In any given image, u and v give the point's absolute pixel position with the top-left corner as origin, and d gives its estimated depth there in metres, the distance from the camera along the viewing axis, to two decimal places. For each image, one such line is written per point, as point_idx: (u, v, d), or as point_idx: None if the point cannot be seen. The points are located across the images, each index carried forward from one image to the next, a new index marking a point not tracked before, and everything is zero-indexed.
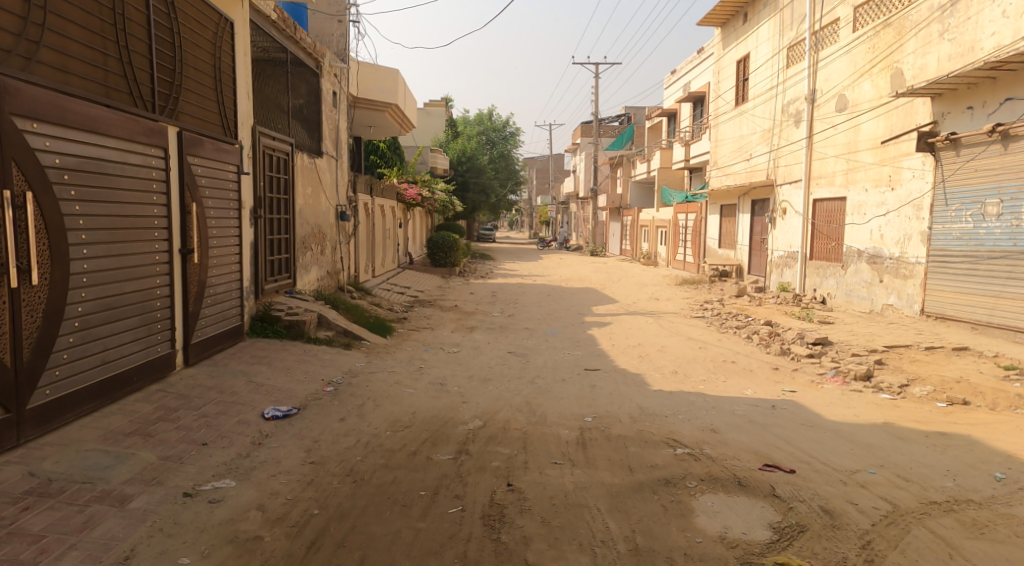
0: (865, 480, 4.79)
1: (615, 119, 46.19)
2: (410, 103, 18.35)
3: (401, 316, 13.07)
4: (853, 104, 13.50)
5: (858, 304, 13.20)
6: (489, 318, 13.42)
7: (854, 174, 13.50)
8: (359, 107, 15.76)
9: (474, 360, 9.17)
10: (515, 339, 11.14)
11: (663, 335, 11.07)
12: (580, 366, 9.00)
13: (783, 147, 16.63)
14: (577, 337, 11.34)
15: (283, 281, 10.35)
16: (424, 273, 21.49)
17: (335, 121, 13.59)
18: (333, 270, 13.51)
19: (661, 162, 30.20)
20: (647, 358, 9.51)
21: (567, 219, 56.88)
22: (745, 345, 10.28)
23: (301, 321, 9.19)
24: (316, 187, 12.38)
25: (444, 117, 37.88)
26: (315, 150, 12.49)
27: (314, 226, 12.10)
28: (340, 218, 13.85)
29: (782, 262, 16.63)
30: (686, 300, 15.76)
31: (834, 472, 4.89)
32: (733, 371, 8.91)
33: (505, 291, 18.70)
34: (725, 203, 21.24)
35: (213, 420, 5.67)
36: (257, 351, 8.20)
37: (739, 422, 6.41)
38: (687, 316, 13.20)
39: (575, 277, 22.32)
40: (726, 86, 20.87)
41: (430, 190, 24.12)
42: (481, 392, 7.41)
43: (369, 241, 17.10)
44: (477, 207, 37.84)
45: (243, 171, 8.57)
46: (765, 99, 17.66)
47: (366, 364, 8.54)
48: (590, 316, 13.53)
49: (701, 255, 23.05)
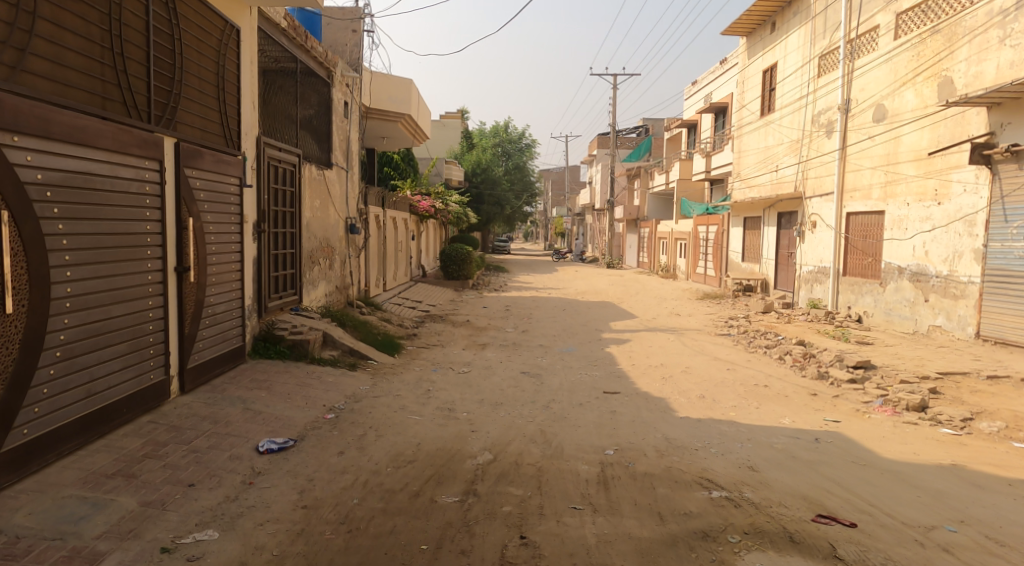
0: (947, 541, 4.40)
1: (632, 131, 45.74)
2: (425, 114, 17.93)
3: (413, 333, 12.57)
4: (893, 113, 12.94)
5: (900, 324, 12.73)
6: (503, 334, 12.89)
7: (894, 187, 12.96)
8: (373, 118, 15.34)
9: (486, 381, 8.62)
10: (531, 357, 10.61)
11: (686, 354, 10.47)
12: (599, 388, 8.42)
13: (813, 158, 16.05)
14: (596, 355, 10.76)
15: (289, 298, 9.79)
16: (437, 286, 21.05)
17: (347, 133, 13.13)
18: (343, 285, 13.05)
19: (680, 174, 29.64)
20: (671, 379, 8.92)
21: (582, 231, 56.35)
22: (777, 367, 9.67)
23: (305, 341, 8.69)
24: (326, 199, 11.88)
25: (460, 128, 37.49)
26: (325, 161, 11.98)
27: (323, 240, 11.60)
28: (350, 231, 13.39)
29: (812, 277, 16.11)
30: (708, 315, 15.14)
31: (908, 529, 4.53)
32: (765, 396, 8.32)
33: (519, 305, 18.17)
34: (748, 216, 20.66)
35: (203, 456, 5.15)
36: (256, 373, 7.69)
37: (777, 460, 5.84)
38: (711, 334, 12.59)
39: (592, 291, 21.76)
40: (750, 96, 20.30)
41: (444, 203, 23.70)
42: (494, 418, 6.86)
43: (380, 254, 16.64)
44: (491, 219, 37.41)
45: (246, 184, 7.98)
46: (794, 109, 17.07)
47: (371, 387, 8.02)
48: (609, 333, 12.95)
49: (722, 269, 22.46)
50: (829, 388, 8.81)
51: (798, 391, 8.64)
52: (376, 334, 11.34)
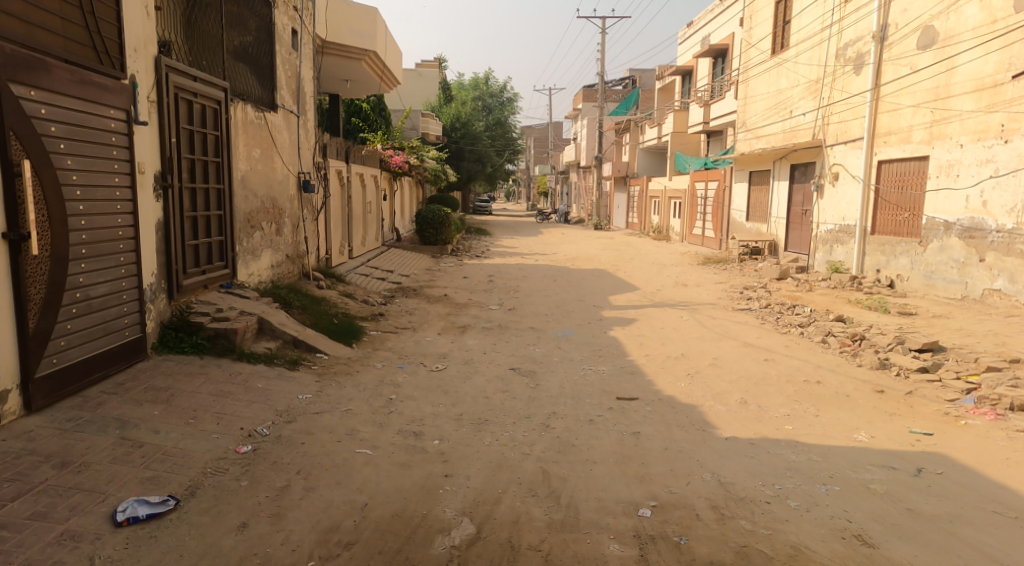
0: None
1: (619, 82, 43.48)
2: (393, 53, 15.74)
3: (379, 312, 10.58)
4: (946, 35, 11.06)
5: (944, 289, 11.00)
6: (487, 313, 10.97)
7: (943, 126, 11.11)
8: (334, 56, 13.22)
9: (465, 387, 6.74)
10: (515, 347, 8.70)
11: (708, 338, 8.65)
12: (610, 394, 6.58)
13: (836, 100, 14.17)
14: (597, 343, 8.89)
15: (220, 272, 7.70)
16: (412, 252, 19.04)
17: (297, 70, 11.01)
18: (296, 254, 11.00)
19: (675, 126, 27.57)
20: (698, 376, 7.09)
21: (566, 190, 54.13)
22: (824, 354, 7.71)
23: (231, 330, 6.62)
24: (269, 149, 9.74)
25: (437, 79, 35.00)
26: (269, 104, 9.81)
27: (266, 199, 9.48)
28: (304, 189, 11.28)
29: (832, 238, 14.29)
30: (719, 285, 13.31)
31: None
32: (819, 398, 6.44)
33: (504, 274, 16.23)
34: (754, 169, 18.75)
35: (9, 542, 3.40)
36: (161, 379, 5.60)
37: (892, 519, 4.04)
38: (729, 308, 10.78)
39: (584, 256, 19.83)
40: (760, 32, 18.24)
41: (419, 158, 21.54)
42: (474, 449, 5.00)
43: (345, 216, 14.56)
44: (472, 177, 35.18)
45: (139, 120, 5.88)
46: (814, 44, 15.14)
47: (316, 396, 6.08)
48: (609, 311, 11.06)
49: (724, 230, 20.62)
50: (896, 382, 6.84)
51: (859, 386, 6.71)
52: (334, 317, 9.27)
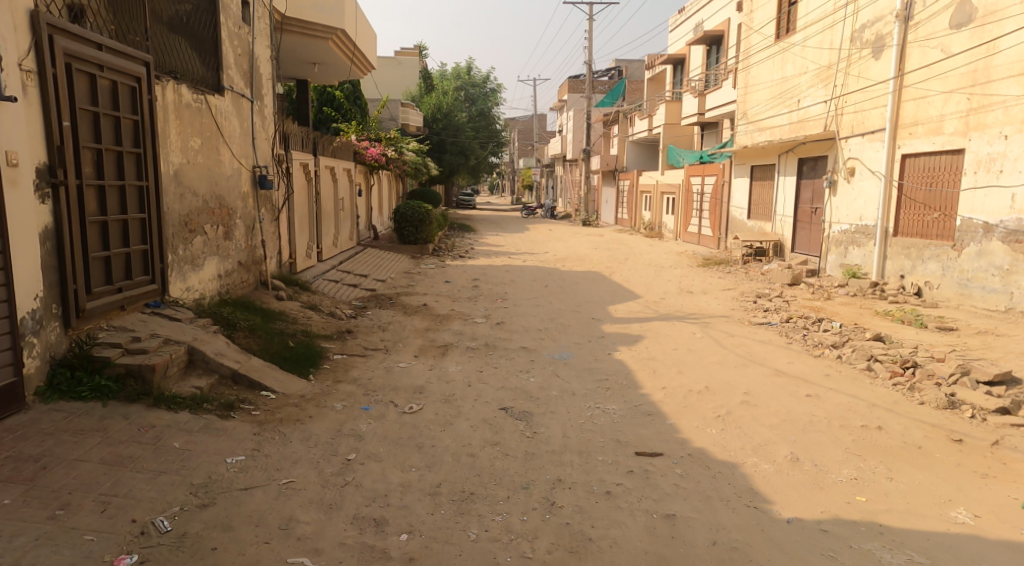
0: None
1: (605, 73, 42.26)
2: (366, 34, 14.33)
3: (345, 329, 9.21)
4: (986, 13, 9.82)
5: (981, 299, 9.82)
6: (471, 328, 9.61)
7: (982, 115, 9.88)
8: (298, 33, 11.95)
9: (445, 438, 5.42)
10: (503, 376, 7.37)
11: (730, 364, 7.37)
12: (626, 449, 5.27)
13: (852, 88, 12.92)
14: (601, 369, 7.57)
15: (145, 287, 6.30)
16: (389, 252, 17.64)
17: (250, 48, 9.71)
18: (251, 260, 9.60)
19: (667, 117, 26.31)
20: (730, 420, 5.81)
21: (552, 183, 52.76)
22: (873, 387, 6.41)
23: (145, 367, 5.15)
24: (214, 138, 8.35)
25: (418, 68, 33.60)
26: (212, 86, 8.48)
27: (209, 197, 8.08)
28: (259, 184, 9.90)
29: (846, 239, 13.07)
30: (728, 292, 12.06)
31: None
32: (886, 449, 5.14)
33: (488, 277, 14.88)
34: (755, 163, 17.54)
35: None
36: (32, 444, 4.23)
37: None
38: (745, 322, 9.52)
39: (574, 256, 18.53)
40: (761, 17, 17.01)
41: (397, 150, 20.12)
42: (457, 550, 3.79)
43: (311, 215, 13.13)
44: (455, 169, 33.72)
45: (4, 94, 4.59)
46: (826, 27, 13.90)
47: (251, 456, 4.70)
48: (609, 325, 9.76)
49: (724, 228, 19.38)
50: (974, 428, 5.52)
51: (929, 433, 5.42)
52: (289, 338, 7.88)
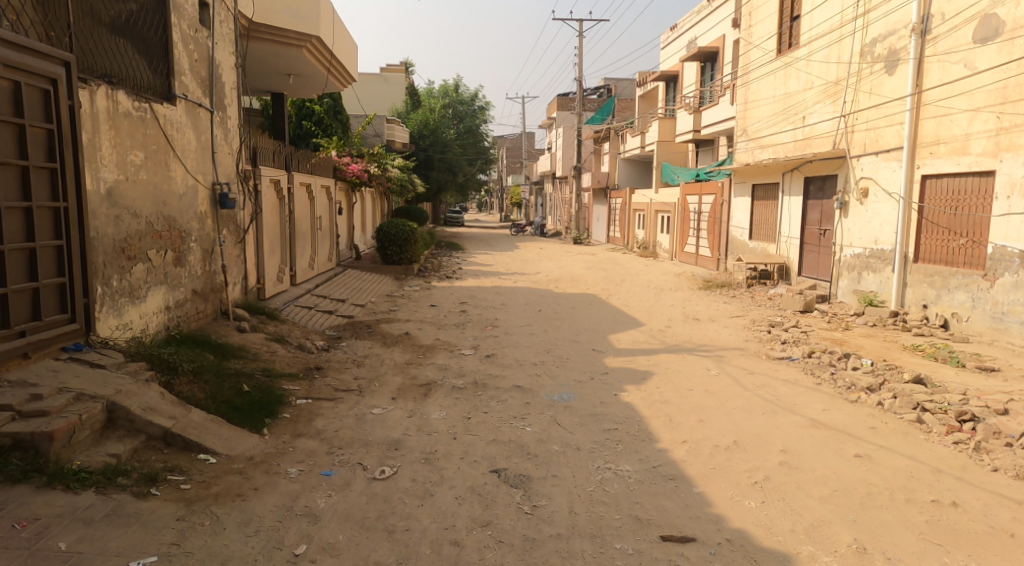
0: None
1: (594, 91, 41.69)
2: (345, 45, 13.38)
3: (314, 365, 8.11)
4: (1014, 26, 9.02)
5: (1019, 334, 8.86)
6: (457, 363, 8.53)
7: (1014, 135, 9.03)
8: (267, 41, 10.99)
9: (421, 518, 4.36)
10: (495, 425, 6.29)
11: (758, 412, 6.35)
12: (648, 532, 4.24)
13: (863, 105, 12.09)
14: (608, 416, 6.54)
15: (60, 328, 5.47)
16: (370, 274, 16.59)
17: (209, 54, 8.74)
18: (208, 288, 8.58)
19: (661, 134, 25.55)
20: (771, 490, 4.78)
21: (541, 201, 51.91)
22: (933, 447, 5.39)
23: (39, 437, 4.13)
24: (162, 151, 7.36)
25: (404, 84, 32.81)
26: (162, 94, 7.51)
27: (155, 218, 7.10)
28: (219, 204, 8.86)
29: (860, 263, 12.15)
30: (737, 320, 11.09)
31: None
32: (972, 539, 4.14)
33: (477, 300, 13.84)
34: (756, 182, 16.68)
35: None
36: None
37: None
38: (763, 358, 8.51)
39: (567, 278, 17.55)
40: (762, 31, 16.23)
41: (380, 166, 19.16)
42: None
43: (282, 236, 12.07)
44: (442, 187, 32.83)
45: None
46: (832, 42, 13.13)
47: (165, 557, 3.64)
48: (612, 359, 8.73)
49: (723, 249, 18.48)
50: None
51: (1017, 514, 4.42)
52: (245, 380, 6.80)
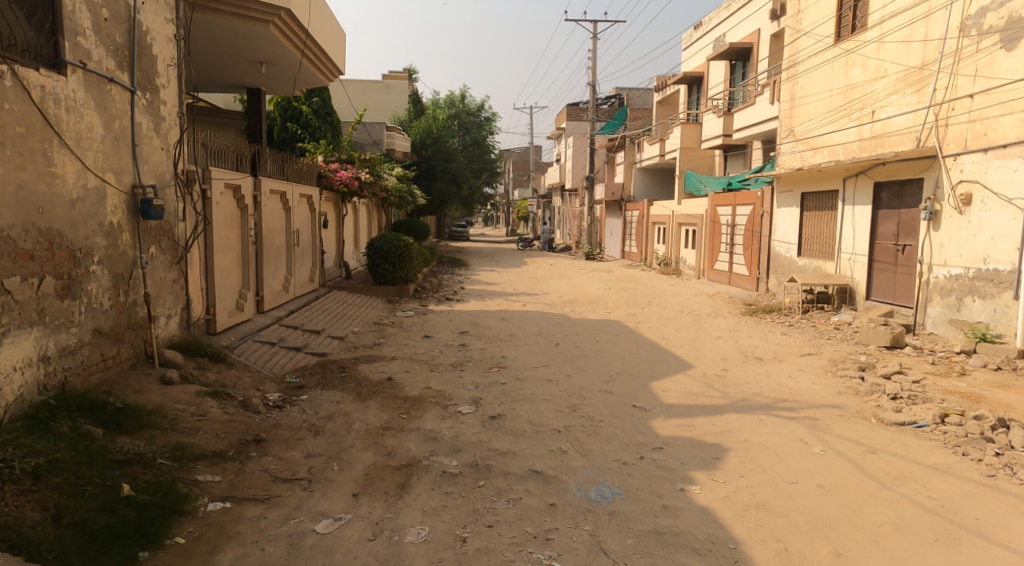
0: None
1: (605, 100, 39.53)
2: (328, 25, 11.17)
3: (253, 435, 5.77)
4: None
5: None
6: (453, 428, 6.21)
7: None
8: (225, 13, 8.80)
9: None
10: (503, 559, 3.98)
11: (920, 540, 4.05)
12: None
13: (964, 92, 9.80)
14: (681, 534, 4.23)
15: None
16: (358, 296, 14.32)
17: (130, 14, 6.51)
18: (122, 325, 6.30)
19: (684, 140, 23.32)
20: None
21: (548, 215, 49.61)
22: None
23: None
24: (37, 136, 5.24)
25: (407, 92, 30.79)
26: (44, 58, 5.45)
27: (16, 230, 5.04)
28: (141, 214, 6.54)
29: (961, 287, 9.79)
30: (811, 360, 8.78)
31: None
32: None
33: (482, 329, 11.53)
34: (806, 190, 14.35)
35: None
36: None
37: None
38: (875, 424, 6.14)
39: (586, 299, 15.24)
40: (814, 15, 13.96)
41: (373, 173, 16.93)
42: None
43: (244, 253, 9.78)
44: (445, 200, 30.66)
45: None
46: (916, 19, 10.84)
47: None
48: (663, 421, 6.39)
49: (764, 267, 16.17)
50: None
51: None
52: (134, 473, 4.51)
